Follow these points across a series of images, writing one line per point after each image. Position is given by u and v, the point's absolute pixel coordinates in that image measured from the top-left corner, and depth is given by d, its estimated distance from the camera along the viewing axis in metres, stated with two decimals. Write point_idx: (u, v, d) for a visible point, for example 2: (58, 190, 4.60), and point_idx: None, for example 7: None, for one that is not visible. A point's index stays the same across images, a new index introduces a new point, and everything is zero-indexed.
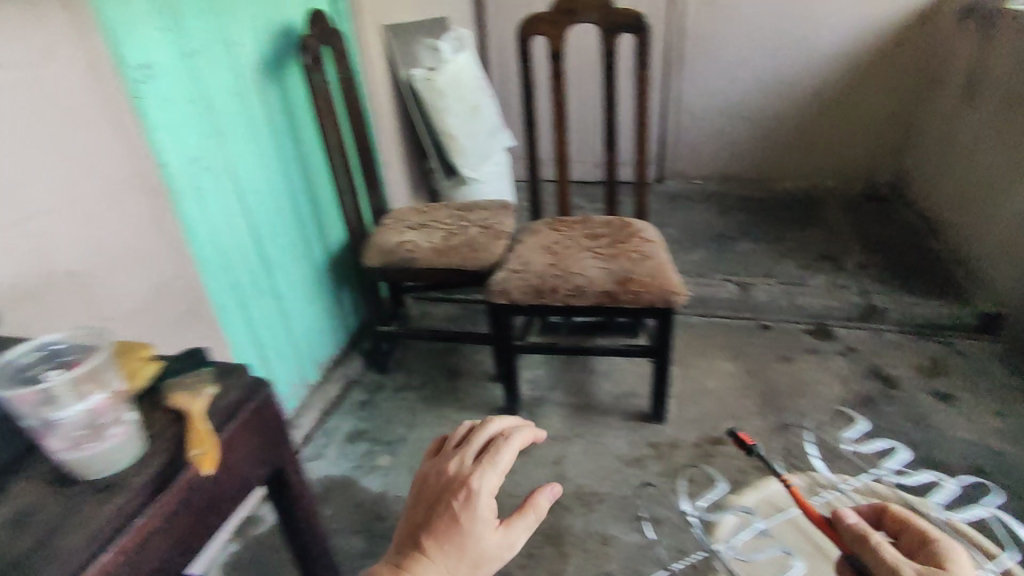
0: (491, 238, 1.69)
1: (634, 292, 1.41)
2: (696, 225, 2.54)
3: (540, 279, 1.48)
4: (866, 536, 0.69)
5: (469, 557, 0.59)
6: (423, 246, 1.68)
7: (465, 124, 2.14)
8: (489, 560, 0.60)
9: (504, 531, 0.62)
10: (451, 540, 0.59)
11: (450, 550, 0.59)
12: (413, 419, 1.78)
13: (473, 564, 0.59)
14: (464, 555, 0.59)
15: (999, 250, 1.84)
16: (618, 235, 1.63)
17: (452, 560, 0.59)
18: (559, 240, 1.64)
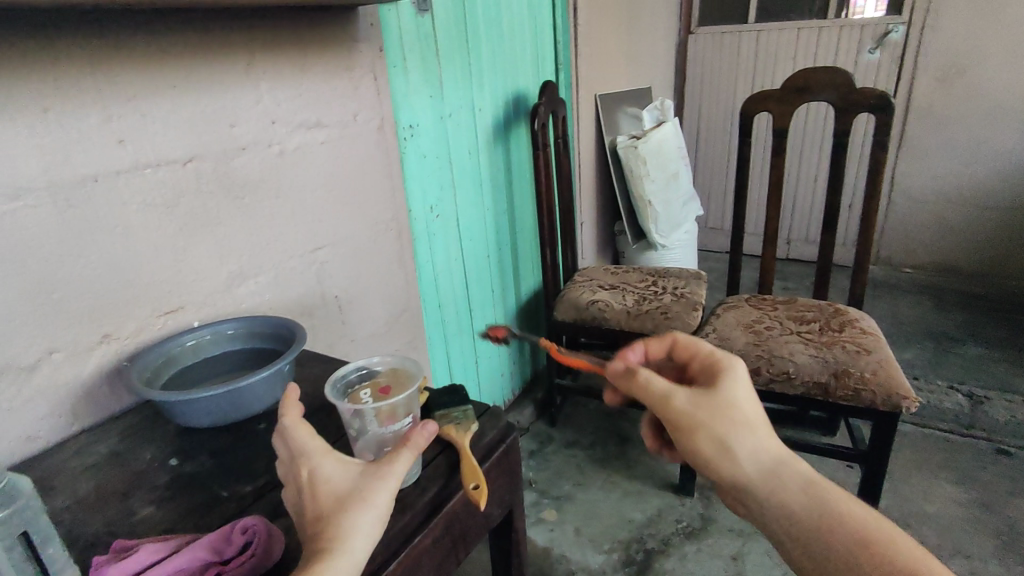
0: (685, 308, 1.66)
1: (851, 388, 1.30)
2: (908, 319, 2.27)
3: (741, 357, 1.43)
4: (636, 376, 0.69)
5: (340, 501, 0.52)
6: (616, 306, 1.71)
7: (662, 191, 2.17)
8: (363, 505, 0.52)
9: (375, 475, 0.54)
10: (317, 505, 0.53)
11: (315, 511, 0.52)
12: (581, 478, 1.76)
13: (351, 511, 0.51)
14: (332, 507, 0.52)
15: None
16: (830, 322, 1.51)
17: (325, 511, 0.52)
18: (761, 319, 1.57)
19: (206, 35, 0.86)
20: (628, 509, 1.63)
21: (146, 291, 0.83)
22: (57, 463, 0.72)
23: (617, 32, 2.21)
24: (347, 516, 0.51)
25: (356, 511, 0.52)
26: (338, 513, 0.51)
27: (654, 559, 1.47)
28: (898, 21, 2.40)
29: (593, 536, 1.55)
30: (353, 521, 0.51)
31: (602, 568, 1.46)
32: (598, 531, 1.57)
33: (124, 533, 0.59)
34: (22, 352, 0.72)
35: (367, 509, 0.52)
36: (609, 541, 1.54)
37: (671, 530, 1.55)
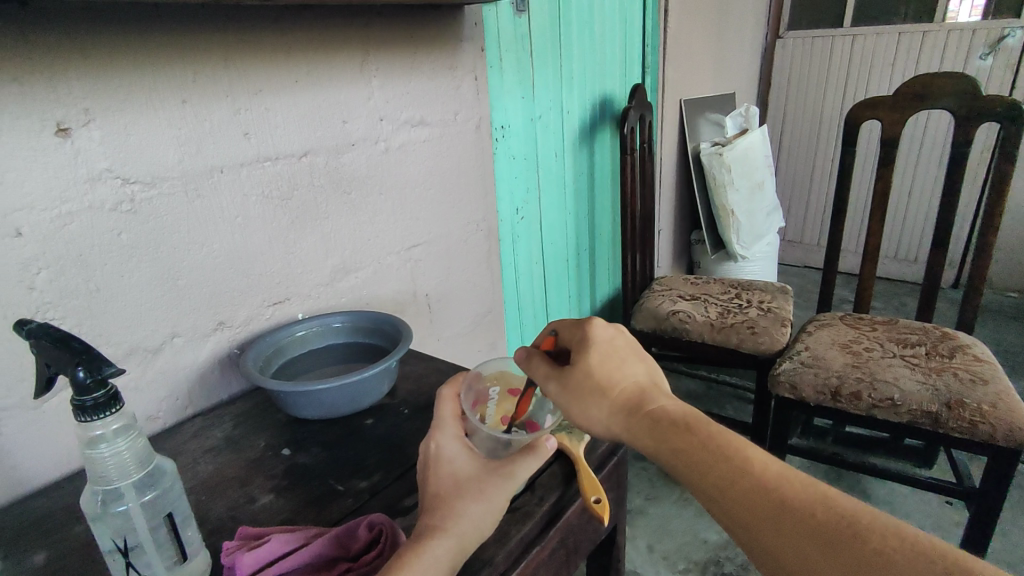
0: (774, 323, 1.59)
1: (966, 420, 1.20)
2: (1014, 347, 2.10)
3: (838, 379, 1.34)
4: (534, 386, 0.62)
5: (457, 485, 0.53)
6: (698, 317, 1.65)
7: (746, 200, 2.09)
8: (478, 494, 0.52)
9: (495, 471, 0.54)
10: (436, 480, 0.53)
11: (434, 488, 0.53)
12: (652, 493, 1.71)
13: (468, 496, 0.52)
14: (451, 487, 0.52)
15: None
16: (938, 346, 1.41)
17: (442, 489, 0.52)
18: (858, 339, 1.48)
19: (328, 30, 0.87)
20: (703, 528, 1.57)
21: (260, 281, 0.85)
22: (176, 443, 0.74)
23: (706, 36, 2.15)
24: (459, 498, 0.51)
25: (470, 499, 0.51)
26: (455, 494, 0.52)
27: None
28: (1015, 25, 2.23)
29: (667, 553, 1.49)
30: (465, 507, 0.51)
31: None
32: (671, 549, 1.51)
33: (245, 519, 0.59)
34: (150, 334, 0.75)
35: (483, 499, 0.52)
36: (684, 560, 1.47)
37: None
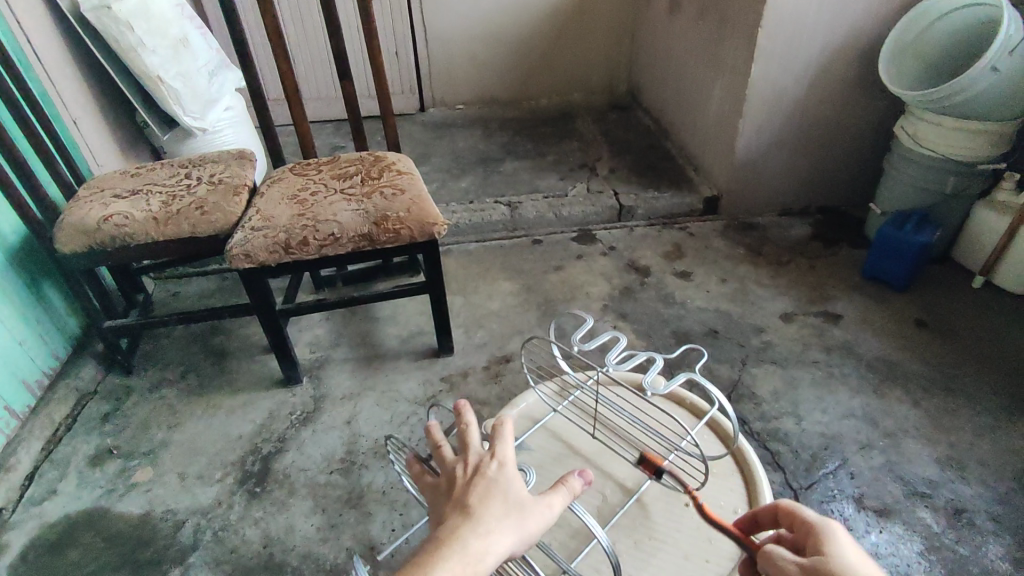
0: (224, 195, 1.45)
1: (390, 231, 1.35)
2: (462, 151, 2.51)
3: (285, 233, 1.33)
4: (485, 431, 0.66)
5: (449, 543, 0.53)
6: (137, 214, 1.38)
7: (172, 62, 1.74)
8: (467, 520, 0.56)
9: (456, 503, 0.58)
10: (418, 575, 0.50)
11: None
12: (176, 418, 1.53)
13: (460, 536, 0.54)
14: (443, 559, 0.52)
15: (712, 143, 2.15)
16: (370, 171, 1.52)
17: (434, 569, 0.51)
18: (305, 186, 1.49)
19: None
20: (235, 425, 1.50)
21: None
22: None
23: None
24: (462, 552, 0.52)
25: (471, 529, 0.55)
26: (460, 545, 0.53)
27: (272, 462, 1.41)
28: None
29: (201, 472, 1.39)
30: (473, 540, 0.54)
31: (217, 501, 1.33)
32: (205, 465, 1.41)
33: None
34: None
35: (474, 515, 0.56)
36: (219, 468, 1.40)
37: (285, 426, 1.49)
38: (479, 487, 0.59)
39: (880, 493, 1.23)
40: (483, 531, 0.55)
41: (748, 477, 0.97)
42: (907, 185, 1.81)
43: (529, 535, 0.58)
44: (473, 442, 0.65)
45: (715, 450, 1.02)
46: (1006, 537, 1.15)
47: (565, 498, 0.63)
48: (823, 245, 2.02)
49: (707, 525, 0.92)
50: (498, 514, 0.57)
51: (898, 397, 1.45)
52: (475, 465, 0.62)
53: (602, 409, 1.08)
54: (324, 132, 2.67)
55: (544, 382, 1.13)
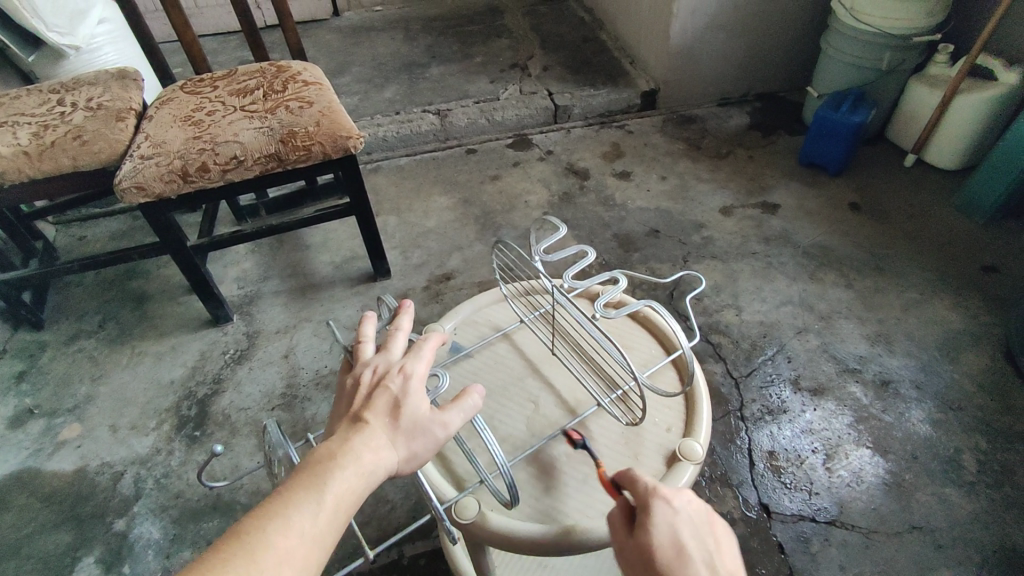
0: (106, 121, 1.29)
1: (300, 149, 1.24)
2: (383, 58, 2.30)
3: (181, 158, 1.20)
4: (387, 344, 0.60)
5: (328, 457, 0.47)
6: (4, 150, 1.21)
7: None
8: (357, 432, 0.50)
9: (351, 416, 0.53)
10: (291, 483, 0.45)
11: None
12: (99, 370, 1.43)
13: (346, 448, 0.48)
14: (323, 468, 0.46)
15: (648, 31, 2.03)
16: (273, 84, 1.37)
17: (308, 479, 0.46)
18: (200, 106, 1.33)
19: None
20: (166, 370, 1.42)
21: None
22: None
23: None
24: (344, 465, 0.47)
25: (358, 440, 0.49)
26: (339, 456, 0.47)
27: (209, 404, 1.34)
28: None
29: (134, 422, 1.32)
30: (363, 451, 0.48)
31: (155, 449, 1.26)
32: (138, 415, 1.33)
33: None
34: None
35: (365, 428, 0.51)
36: (154, 416, 1.33)
37: (219, 366, 1.42)
38: (379, 397, 0.53)
39: (814, 373, 1.28)
40: (370, 445, 0.49)
41: (690, 417, 0.82)
42: (842, 64, 1.77)
43: (424, 449, 0.52)
44: (387, 350, 0.59)
45: (669, 385, 0.86)
46: (929, 401, 1.21)
47: (468, 416, 0.56)
48: (762, 134, 1.98)
49: (645, 454, 0.78)
50: (389, 429, 0.51)
51: (833, 280, 1.47)
52: (381, 372, 0.56)
53: (562, 321, 0.95)
54: (228, 46, 2.39)
55: (513, 284, 1.01)
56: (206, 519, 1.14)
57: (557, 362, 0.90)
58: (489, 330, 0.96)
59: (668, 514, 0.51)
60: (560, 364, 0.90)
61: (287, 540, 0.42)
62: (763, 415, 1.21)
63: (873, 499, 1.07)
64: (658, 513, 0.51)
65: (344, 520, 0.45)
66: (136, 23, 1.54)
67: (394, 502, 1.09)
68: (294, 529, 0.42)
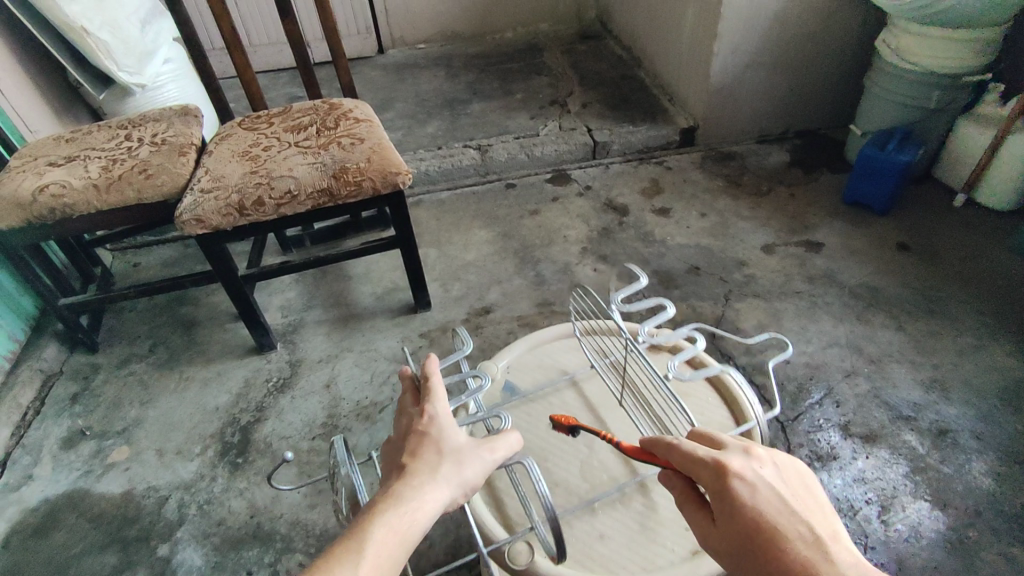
0: (169, 155, 1.35)
1: (352, 184, 1.28)
2: (426, 93, 2.37)
3: (238, 192, 1.25)
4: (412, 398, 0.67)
5: (376, 506, 0.54)
6: (76, 183, 1.28)
7: (96, 10, 1.56)
8: (399, 480, 0.57)
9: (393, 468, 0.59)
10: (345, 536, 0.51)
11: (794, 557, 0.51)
12: (148, 394, 1.48)
13: (392, 496, 0.55)
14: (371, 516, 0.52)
15: (687, 69, 2.05)
16: (326, 121, 1.42)
17: (360, 529, 0.51)
18: (257, 141, 1.39)
19: None
20: (211, 396, 1.45)
21: None
22: None
23: None
24: (391, 509, 0.53)
25: (402, 486, 0.56)
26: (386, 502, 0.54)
27: (252, 432, 1.36)
28: None
29: (180, 447, 1.34)
30: (404, 495, 0.55)
31: (199, 474, 1.29)
32: (184, 440, 1.36)
33: None
34: None
35: (406, 474, 0.57)
36: (198, 442, 1.35)
37: (262, 394, 1.44)
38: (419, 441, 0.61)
39: (866, 419, 1.24)
40: (414, 488, 0.56)
41: None
42: (888, 103, 1.75)
43: (464, 484, 0.59)
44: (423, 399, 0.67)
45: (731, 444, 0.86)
46: (991, 453, 1.16)
47: (503, 451, 0.64)
48: (804, 171, 1.97)
49: None
50: (429, 471, 0.58)
51: (883, 322, 1.44)
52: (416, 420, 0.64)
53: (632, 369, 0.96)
54: (279, 82, 2.50)
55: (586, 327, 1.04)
56: (246, 548, 1.15)
57: (620, 412, 0.91)
58: (557, 375, 0.99)
59: (742, 466, 0.58)
60: (622, 413, 0.91)
61: None
62: (811, 461, 1.17)
63: (933, 557, 1.02)
64: (734, 466, 0.57)
65: (394, 562, 0.51)
66: (200, 62, 1.63)
67: (432, 539, 1.08)
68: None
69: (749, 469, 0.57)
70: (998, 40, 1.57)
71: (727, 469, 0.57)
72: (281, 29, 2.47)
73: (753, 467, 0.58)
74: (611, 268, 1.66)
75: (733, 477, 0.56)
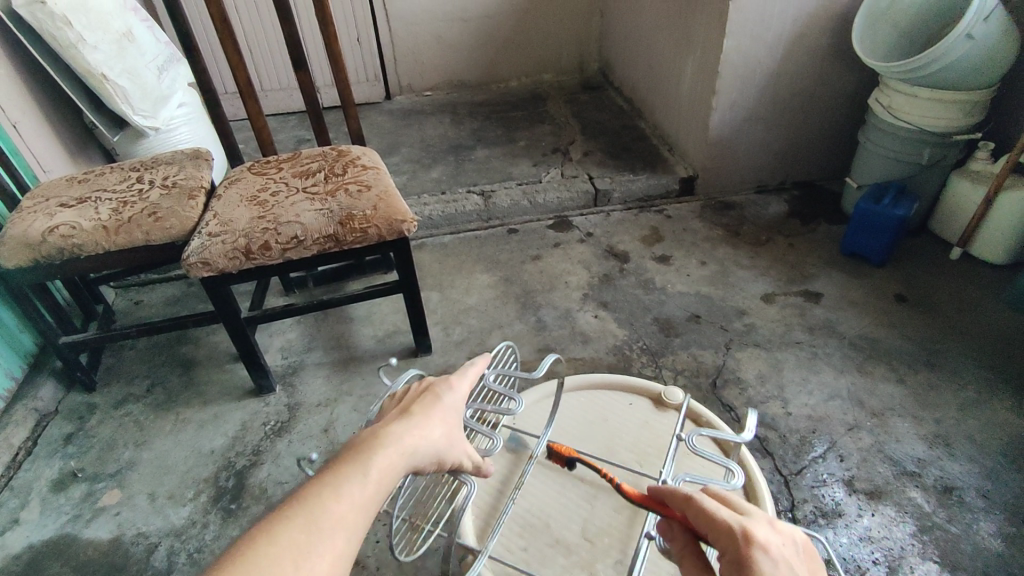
0: (179, 199, 1.37)
1: (358, 231, 1.30)
2: (431, 139, 2.43)
3: (245, 237, 1.26)
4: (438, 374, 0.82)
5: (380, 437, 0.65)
6: (86, 224, 1.29)
7: (116, 58, 1.62)
8: (402, 425, 0.69)
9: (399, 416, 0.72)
10: (350, 457, 0.61)
11: None
12: (142, 436, 1.46)
13: (394, 435, 0.66)
14: (372, 444, 0.64)
15: (687, 121, 2.11)
16: (334, 167, 1.45)
17: (364, 453, 0.62)
18: (265, 187, 1.41)
19: None
20: (207, 439, 1.43)
21: None
22: None
23: None
24: (391, 445, 0.65)
25: (402, 432, 0.68)
26: (385, 437, 0.65)
27: (247, 476, 1.34)
28: None
29: (172, 492, 1.32)
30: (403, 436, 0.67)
31: (191, 520, 1.26)
32: (177, 484, 1.34)
33: None
34: None
35: (407, 423, 0.69)
36: (192, 486, 1.33)
37: (260, 437, 1.43)
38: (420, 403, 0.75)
39: (870, 475, 1.22)
40: (410, 437, 0.68)
41: None
42: (882, 159, 1.80)
43: (443, 450, 0.72)
44: (430, 380, 0.82)
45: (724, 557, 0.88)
46: (997, 513, 1.14)
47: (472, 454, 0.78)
48: (801, 222, 2.00)
49: None
50: (424, 430, 0.70)
51: (884, 375, 1.43)
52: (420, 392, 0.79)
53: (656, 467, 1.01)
54: (288, 125, 2.56)
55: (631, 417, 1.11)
56: None
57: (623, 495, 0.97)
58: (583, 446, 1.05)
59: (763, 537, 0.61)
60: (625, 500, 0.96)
61: (341, 502, 0.56)
62: (816, 517, 1.15)
63: None
64: (755, 535, 0.61)
65: (388, 486, 0.61)
66: (213, 107, 1.67)
67: None
68: (351, 490, 0.57)
69: (771, 542, 0.61)
70: (986, 101, 1.63)
71: (748, 537, 0.61)
72: (292, 75, 2.55)
73: (774, 542, 0.61)
74: (612, 315, 1.67)
75: (755, 547, 0.60)
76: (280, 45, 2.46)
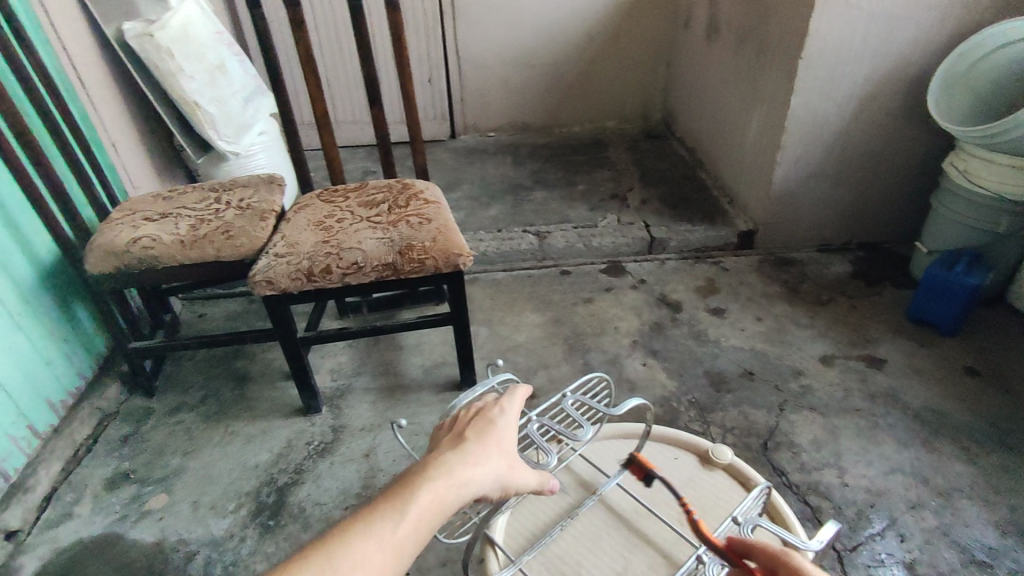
0: (251, 220, 1.45)
1: (415, 261, 1.33)
2: (492, 178, 2.49)
3: (309, 259, 1.32)
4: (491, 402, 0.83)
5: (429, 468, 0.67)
6: (165, 237, 1.38)
7: (209, 88, 1.75)
8: (453, 455, 0.70)
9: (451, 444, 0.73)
10: (396, 488, 0.63)
11: None
12: (193, 444, 1.51)
13: (444, 465, 0.68)
14: (422, 474, 0.66)
15: (748, 174, 2.09)
16: (398, 199, 1.51)
17: (411, 485, 0.64)
18: (332, 213, 1.48)
19: None
20: (253, 454, 1.47)
21: None
22: None
23: None
24: (438, 475, 0.66)
25: (453, 462, 0.69)
26: (439, 467, 0.67)
27: (287, 494, 1.36)
28: None
29: (215, 502, 1.35)
30: (453, 466, 0.68)
31: (229, 532, 1.29)
32: (220, 494, 1.37)
33: None
34: None
35: (458, 453, 0.70)
36: (233, 498, 1.36)
37: (303, 456, 1.45)
38: (470, 431, 0.75)
39: (935, 560, 1.13)
40: (462, 467, 0.68)
41: None
42: (955, 224, 1.73)
43: (498, 478, 0.72)
44: (484, 404, 0.82)
45: None
46: None
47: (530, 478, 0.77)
48: (865, 283, 1.93)
49: None
50: (476, 459, 0.71)
51: (953, 452, 1.34)
52: (475, 415, 0.79)
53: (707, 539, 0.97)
54: (357, 157, 2.68)
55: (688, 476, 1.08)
56: None
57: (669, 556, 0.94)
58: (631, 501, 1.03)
59: None
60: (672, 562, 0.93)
61: (383, 531, 0.58)
62: None
63: None
64: None
65: (435, 521, 0.62)
66: (291, 137, 1.78)
67: None
68: (395, 520, 0.59)
69: None
70: None
71: None
72: (365, 110, 2.68)
73: None
74: (662, 365, 1.64)
75: None
76: (357, 82, 2.61)
